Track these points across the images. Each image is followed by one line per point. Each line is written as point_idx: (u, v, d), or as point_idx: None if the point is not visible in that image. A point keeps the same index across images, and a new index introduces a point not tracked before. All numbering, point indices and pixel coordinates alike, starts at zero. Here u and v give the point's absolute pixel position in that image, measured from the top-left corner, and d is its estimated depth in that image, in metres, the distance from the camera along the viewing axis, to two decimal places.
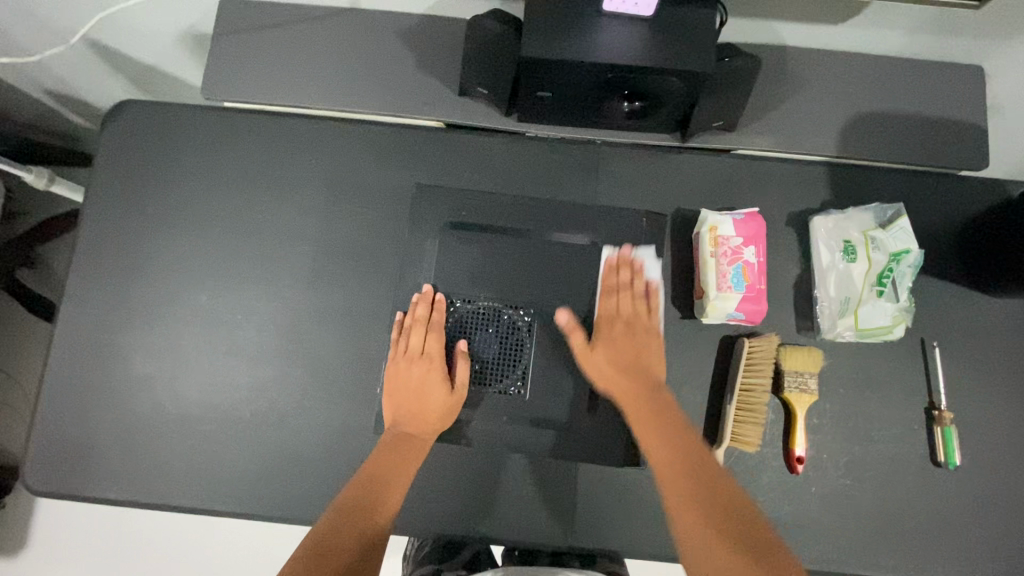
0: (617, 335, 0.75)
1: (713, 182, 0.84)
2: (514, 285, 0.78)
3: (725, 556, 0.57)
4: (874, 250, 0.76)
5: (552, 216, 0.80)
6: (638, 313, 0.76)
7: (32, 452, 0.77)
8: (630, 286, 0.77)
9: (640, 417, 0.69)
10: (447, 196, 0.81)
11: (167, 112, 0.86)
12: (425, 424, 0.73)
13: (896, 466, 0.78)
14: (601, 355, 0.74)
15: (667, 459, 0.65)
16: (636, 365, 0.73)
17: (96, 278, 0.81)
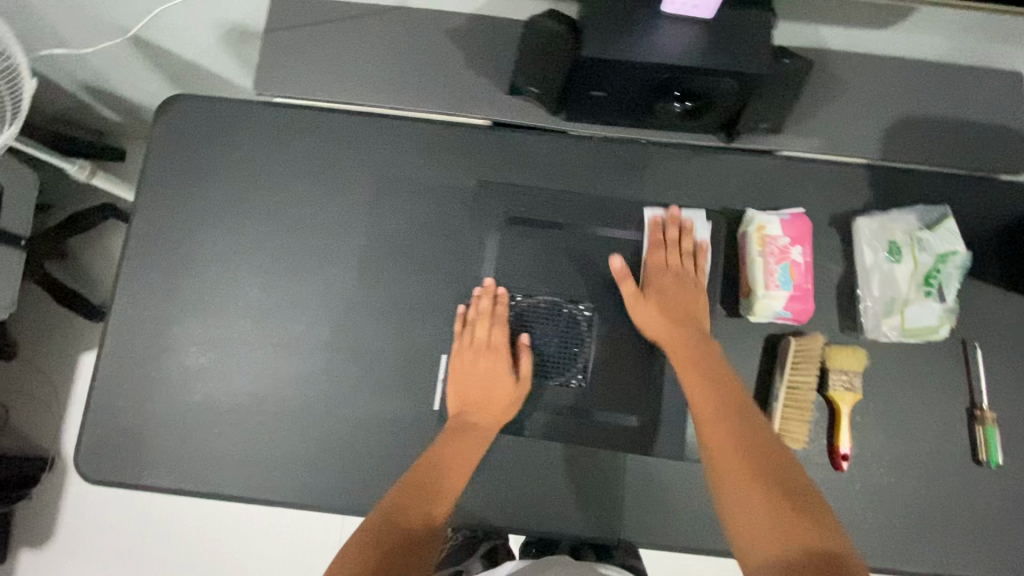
0: (666, 285, 0.77)
1: (756, 183, 0.84)
2: (576, 282, 0.80)
3: (760, 495, 0.57)
4: (919, 252, 0.77)
5: (604, 214, 0.83)
6: (686, 272, 0.79)
7: (89, 439, 0.79)
8: (676, 243, 0.80)
9: (682, 360, 0.71)
10: (505, 194, 0.83)
11: (216, 107, 0.87)
12: (491, 415, 0.76)
13: (938, 464, 0.79)
14: (649, 304, 0.76)
15: (707, 404, 0.66)
16: (683, 314, 0.76)
17: (150, 270, 0.82)
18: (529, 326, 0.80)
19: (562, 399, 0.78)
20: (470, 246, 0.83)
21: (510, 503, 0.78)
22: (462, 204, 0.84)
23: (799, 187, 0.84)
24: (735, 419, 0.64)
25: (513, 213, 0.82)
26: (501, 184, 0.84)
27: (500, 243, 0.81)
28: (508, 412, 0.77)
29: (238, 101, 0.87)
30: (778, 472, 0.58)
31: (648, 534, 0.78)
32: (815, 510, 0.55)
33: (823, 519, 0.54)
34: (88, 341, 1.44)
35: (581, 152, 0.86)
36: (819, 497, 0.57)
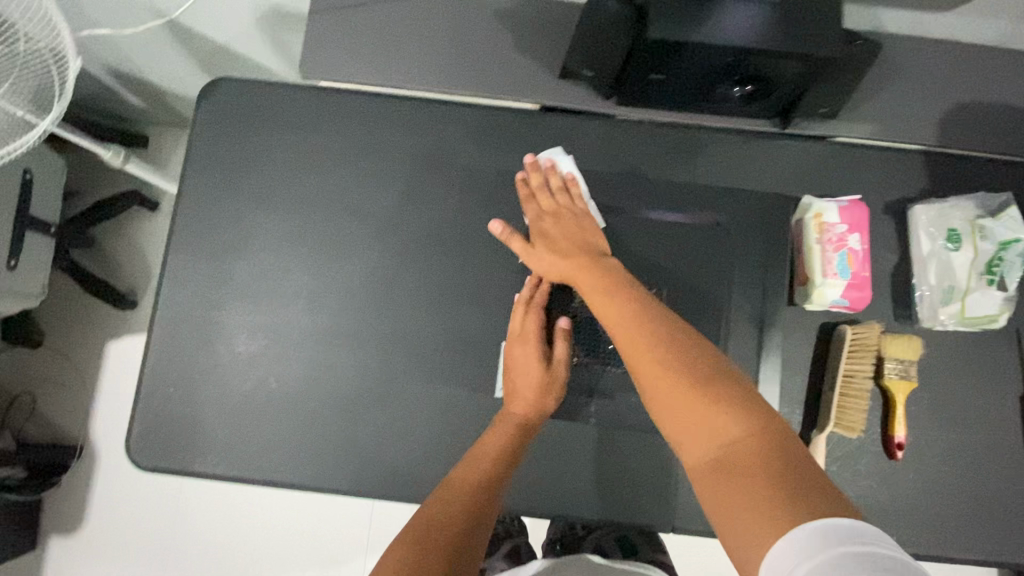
0: (561, 225, 0.76)
1: (810, 169, 0.83)
2: (642, 270, 0.80)
3: (678, 395, 0.54)
4: (981, 239, 0.76)
5: (664, 196, 0.82)
6: (573, 207, 0.78)
7: (142, 426, 0.79)
8: (553, 187, 0.79)
9: (586, 280, 0.68)
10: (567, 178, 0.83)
11: (260, 92, 0.85)
12: (528, 406, 0.74)
13: (993, 453, 0.78)
14: (542, 250, 0.75)
15: (619, 321, 0.62)
16: (577, 242, 0.73)
17: (199, 257, 0.82)
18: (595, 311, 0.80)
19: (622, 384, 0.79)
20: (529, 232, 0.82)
21: (562, 488, 0.78)
22: (511, 190, 0.83)
23: (854, 173, 0.83)
24: (658, 327, 0.59)
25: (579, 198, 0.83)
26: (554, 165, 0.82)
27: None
28: (547, 402, 0.75)
29: (283, 85, 0.85)
30: (706, 372, 0.55)
31: (701, 522, 0.78)
32: (751, 404, 0.52)
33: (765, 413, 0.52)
34: (114, 328, 1.44)
35: (632, 137, 0.84)
36: (742, 386, 0.54)
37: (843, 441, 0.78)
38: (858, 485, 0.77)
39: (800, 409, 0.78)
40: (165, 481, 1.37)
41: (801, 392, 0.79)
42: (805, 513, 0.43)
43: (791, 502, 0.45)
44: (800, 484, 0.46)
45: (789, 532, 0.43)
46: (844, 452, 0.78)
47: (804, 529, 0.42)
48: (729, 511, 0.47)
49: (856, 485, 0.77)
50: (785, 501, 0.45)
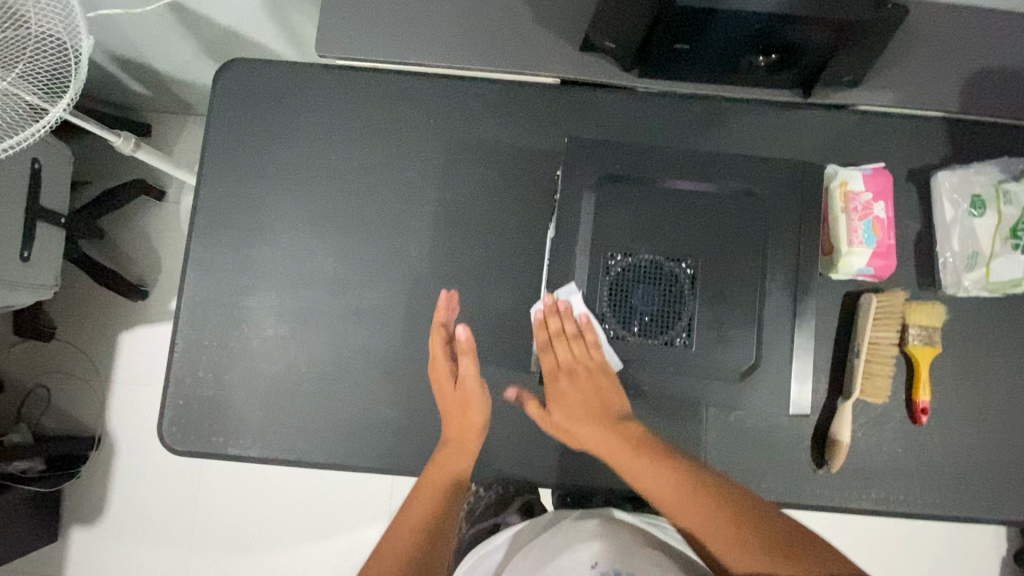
0: (580, 381, 0.72)
1: (832, 138, 0.83)
2: (675, 238, 0.71)
3: (761, 560, 0.57)
4: (1005, 204, 0.77)
5: (701, 165, 0.73)
6: (588, 357, 0.71)
7: (173, 410, 0.79)
8: (565, 335, 0.72)
9: (625, 458, 0.67)
10: (596, 148, 0.73)
11: (277, 74, 0.84)
12: (458, 430, 0.75)
13: (1015, 416, 0.80)
14: (563, 417, 0.73)
15: (678, 506, 0.62)
16: (604, 415, 0.71)
17: (222, 242, 0.82)
18: (625, 289, 0.72)
19: (658, 362, 0.71)
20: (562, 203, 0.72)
21: (593, 463, 0.78)
22: (534, 166, 0.82)
23: (876, 142, 0.83)
24: (725, 509, 0.61)
25: (610, 171, 0.73)
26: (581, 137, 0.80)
27: (596, 200, 0.72)
28: (477, 418, 0.76)
29: (299, 65, 0.84)
30: (772, 538, 0.59)
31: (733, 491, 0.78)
32: (812, 554, 0.57)
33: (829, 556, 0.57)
34: (127, 319, 1.43)
35: (654, 109, 0.83)
36: (818, 538, 0.59)
37: (868, 408, 0.79)
38: (884, 449, 0.79)
39: (825, 377, 0.79)
40: (185, 469, 1.38)
41: (826, 359, 0.79)
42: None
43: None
44: None
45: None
46: (870, 417, 0.79)
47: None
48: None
49: (881, 450, 0.79)
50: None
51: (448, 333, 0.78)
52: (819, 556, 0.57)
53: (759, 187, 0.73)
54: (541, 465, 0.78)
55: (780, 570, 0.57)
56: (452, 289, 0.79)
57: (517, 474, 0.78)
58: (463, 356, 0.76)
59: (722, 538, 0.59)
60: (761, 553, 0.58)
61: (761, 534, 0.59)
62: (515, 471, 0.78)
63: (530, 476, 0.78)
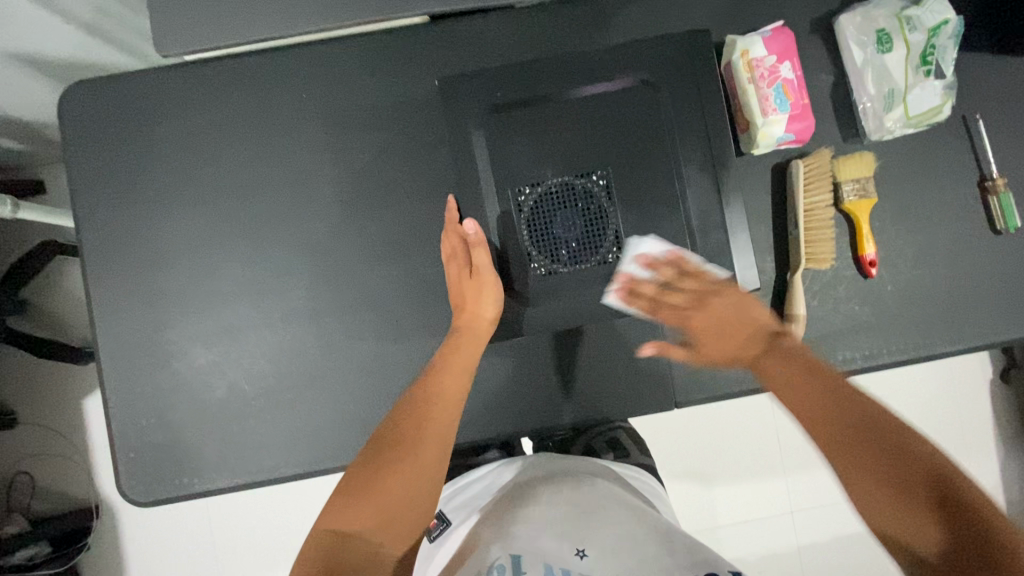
0: (711, 317, 0.63)
1: (728, 6, 0.78)
2: (577, 150, 0.69)
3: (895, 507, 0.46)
4: (910, 32, 0.73)
5: (584, 67, 0.69)
6: (703, 286, 0.65)
7: (128, 464, 0.76)
8: (681, 272, 0.66)
9: (764, 365, 0.58)
10: (477, 77, 0.70)
11: (126, 88, 0.76)
12: (468, 312, 0.70)
13: (962, 243, 0.79)
14: (706, 342, 0.63)
15: (823, 423, 0.51)
16: (737, 332, 0.61)
17: (125, 282, 0.77)
18: (543, 218, 0.70)
19: (594, 282, 0.70)
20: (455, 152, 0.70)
21: (561, 405, 0.76)
22: (425, 116, 0.76)
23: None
24: (811, 378, 0.54)
25: (492, 100, 0.69)
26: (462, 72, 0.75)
27: (487, 136, 0.69)
28: (489, 307, 0.70)
29: (149, 71, 0.76)
30: (898, 464, 0.47)
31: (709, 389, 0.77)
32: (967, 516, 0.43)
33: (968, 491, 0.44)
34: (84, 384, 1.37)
35: (537, 22, 0.77)
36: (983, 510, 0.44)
37: (818, 275, 0.78)
38: (842, 309, 0.78)
39: (771, 257, 0.77)
40: (190, 514, 1.35)
41: (768, 237, 0.77)
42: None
43: None
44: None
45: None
46: (822, 283, 0.78)
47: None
48: (937, 553, 0.44)
49: (840, 311, 0.78)
50: None
51: (458, 232, 0.72)
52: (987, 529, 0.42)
53: (656, 75, 0.69)
54: (511, 417, 0.76)
55: (896, 471, 0.47)
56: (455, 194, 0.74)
57: (488, 433, 0.76)
58: (475, 251, 0.70)
59: (828, 412, 0.51)
60: (882, 469, 0.47)
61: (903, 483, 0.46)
62: (487, 431, 0.76)
63: (502, 431, 0.76)
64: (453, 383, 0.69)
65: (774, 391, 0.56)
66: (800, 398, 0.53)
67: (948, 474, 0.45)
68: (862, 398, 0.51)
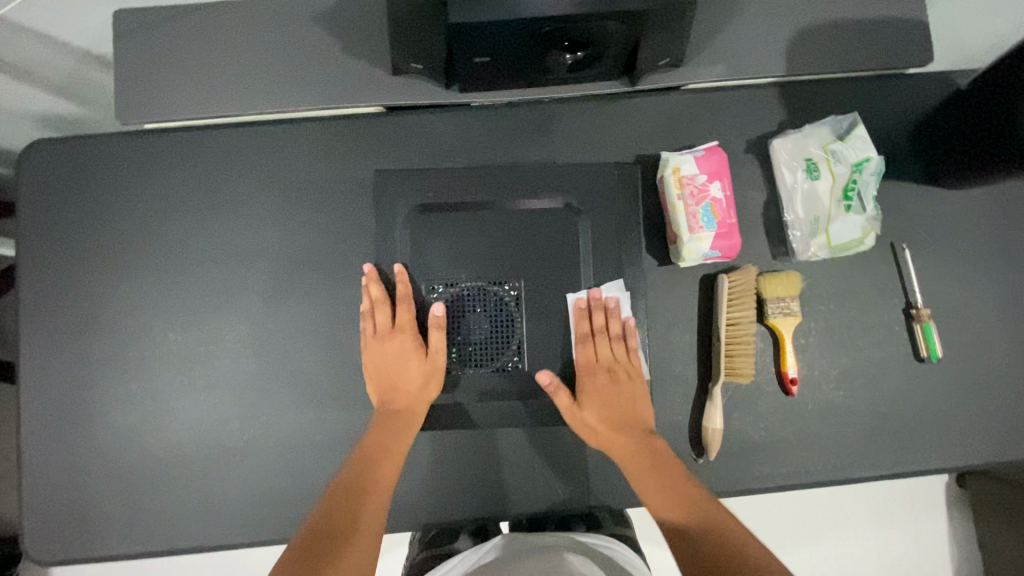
0: (603, 387, 0.74)
1: (667, 122, 0.81)
2: (493, 257, 0.76)
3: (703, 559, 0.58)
4: (835, 165, 0.76)
5: (517, 181, 0.78)
6: (624, 365, 0.76)
7: (33, 522, 0.76)
8: (605, 329, 0.76)
9: (619, 444, 0.72)
10: (415, 175, 0.78)
11: (83, 149, 0.80)
12: (411, 397, 0.73)
13: (886, 367, 0.80)
14: (590, 411, 0.74)
15: (655, 480, 0.68)
16: (625, 417, 0.74)
17: (55, 336, 0.78)
18: (458, 317, 0.76)
19: (503, 380, 0.75)
20: (381, 248, 0.77)
21: (472, 498, 0.76)
22: (366, 200, 0.79)
23: (711, 117, 0.82)
24: (659, 464, 0.69)
25: (422, 201, 0.77)
26: (414, 166, 0.79)
27: (410, 233, 0.77)
28: (430, 391, 0.74)
29: (108, 136, 0.80)
30: (713, 536, 0.60)
31: (625, 496, 0.76)
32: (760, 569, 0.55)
33: (749, 553, 0.57)
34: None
35: (484, 122, 0.81)
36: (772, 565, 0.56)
37: (740, 388, 0.78)
38: (761, 425, 0.78)
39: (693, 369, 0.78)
40: None
41: (692, 346, 0.79)
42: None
43: None
44: None
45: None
46: (743, 397, 0.78)
47: None
48: None
49: (761, 426, 0.78)
50: None
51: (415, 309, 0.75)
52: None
53: (579, 201, 0.78)
54: (419, 508, 0.75)
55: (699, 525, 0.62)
56: (373, 262, 0.77)
57: (397, 522, 0.75)
58: (433, 332, 0.74)
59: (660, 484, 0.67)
60: (689, 523, 0.62)
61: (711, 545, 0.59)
62: (395, 521, 0.75)
63: (411, 520, 0.75)
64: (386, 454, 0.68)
65: (625, 459, 0.71)
66: (635, 460, 0.70)
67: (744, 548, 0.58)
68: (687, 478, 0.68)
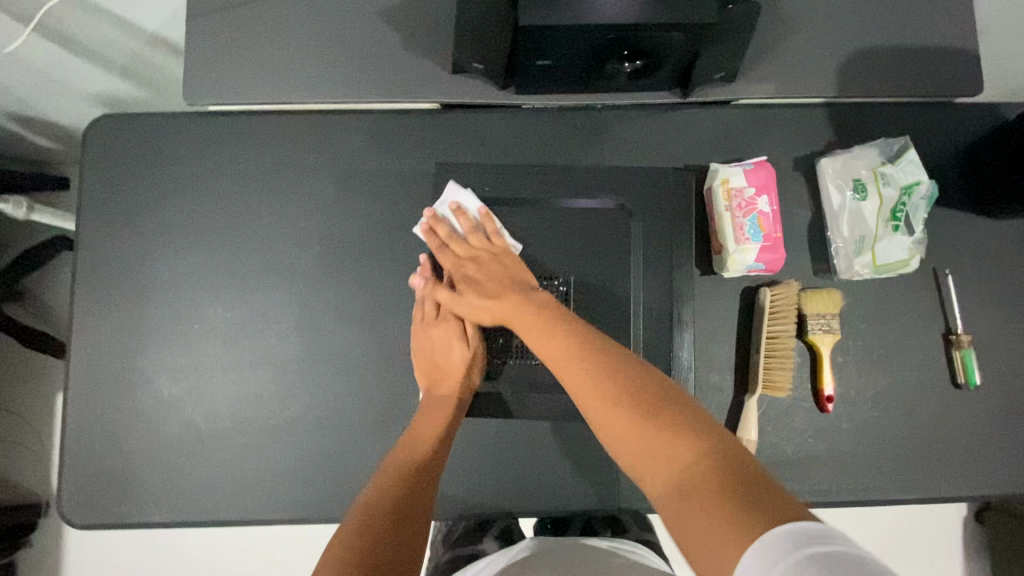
0: (483, 276, 0.74)
1: (717, 135, 0.83)
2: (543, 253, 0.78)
3: (622, 419, 0.52)
4: (884, 186, 0.77)
5: (570, 181, 0.80)
6: (488, 248, 0.76)
7: (74, 484, 0.77)
8: (459, 235, 0.78)
9: (520, 319, 0.67)
10: (475, 170, 0.80)
11: (149, 125, 0.82)
12: (456, 381, 0.74)
13: (923, 391, 0.80)
14: (470, 295, 0.74)
15: (560, 342, 0.61)
16: (507, 285, 0.72)
17: (108, 304, 0.80)
18: None
19: (543, 376, 0.77)
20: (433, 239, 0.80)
21: (504, 491, 0.76)
22: (418, 192, 0.81)
23: (761, 133, 0.83)
24: (558, 325, 0.63)
25: (481, 193, 0.80)
26: (474, 160, 0.81)
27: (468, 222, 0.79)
28: (474, 377, 0.76)
29: (174, 114, 0.83)
30: (638, 390, 0.54)
31: (656, 500, 0.77)
32: (688, 413, 0.51)
33: (684, 408, 0.51)
34: (42, 382, 1.31)
35: (537, 123, 0.83)
36: (692, 406, 0.52)
37: (776, 401, 0.79)
38: (795, 439, 0.79)
39: (731, 378, 0.79)
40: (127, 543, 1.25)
41: (731, 356, 0.79)
42: (753, 527, 0.40)
43: (740, 514, 0.41)
44: (732, 482, 0.44)
45: (745, 557, 0.38)
46: (779, 411, 0.79)
47: (761, 537, 0.38)
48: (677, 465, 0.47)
49: (795, 441, 0.79)
50: (738, 511, 0.41)
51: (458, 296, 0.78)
52: (692, 424, 0.49)
53: (632, 203, 0.79)
54: (451, 499, 0.76)
55: (616, 385, 0.55)
56: (428, 251, 0.79)
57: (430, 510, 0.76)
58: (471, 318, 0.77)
59: (568, 348, 0.60)
60: (599, 382, 0.56)
61: (631, 396, 0.53)
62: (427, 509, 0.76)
63: (444, 509, 0.76)
64: (433, 428, 0.71)
65: (522, 328, 0.66)
66: (533, 320, 0.65)
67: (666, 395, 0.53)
68: (598, 337, 0.61)
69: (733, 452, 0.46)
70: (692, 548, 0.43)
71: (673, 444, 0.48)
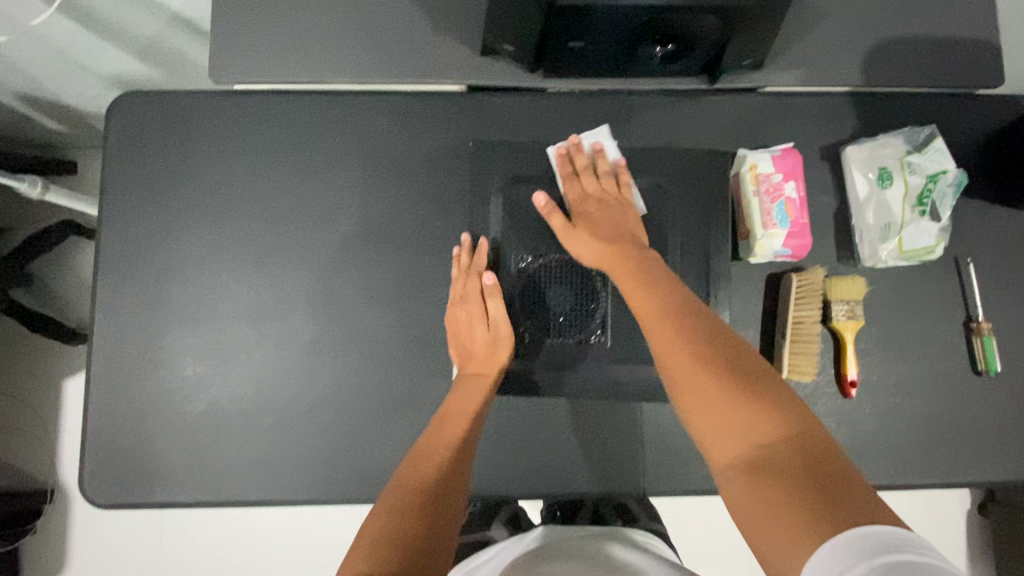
0: (598, 216, 0.74)
1: (744, 122, 0.83)
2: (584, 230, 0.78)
3: (716, 385, 0.54)
4: (909, 174, 0.78)
5: (607, 159, 0.80)
6: (615, 194, 0.76)
7: (96, 462, 0.76)
8: (587, 168, 0.78)
9: (620, 271, 0.68)
10: (514, 149, 0.79)
11: (174, 103, 0.82)
12: (480, 362, 0.74)
13: (944, 378, 0.81)
14: (581, 231, 0.73)
15: (662, 304, 0.63)
16: (620, 235, 0.72)
17: (131, 283, 0.79)
18: (539, 290, 0.78)
19: (567, 356, 0.77)
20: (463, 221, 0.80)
21: (531, 472, 0.77)
22: (446, 174, 0.81)
23: (787, 121, 0.83)
24: (654, 288, 0.64)
25: (517, 172, 0.79)
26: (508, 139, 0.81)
27: (503, 202, 0.78)
28: (502, 355, 0.75)
29: (199, 92, 0.82)
30: (741, 368, 0.55)
31: (680, 483, 0.78)
32: (790, 408, 0.51)
33: (783, 397, 0.52)
34: (50, 365, 1.29)
35: (565, 107, 0.83)
36: (791, 396, 0.53)
37: (799, 386, 0.79)
38: None
39: None
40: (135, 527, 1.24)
41: (755, 341, 0.80)
42: (825, 526, 0.42)
43: (818, 510, 0.44)
44: (816, 476, 0.46)
45: (812, 551, 0.42)
46: (802, 396, 0.79)
47: (833, 537, 0.41)
48: (764, 444, 0.50)
49: (817, 426, 0.79)
50: (816, 506, 0.44)
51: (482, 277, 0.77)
52: (791, 414, 0.51)
53: (668, 182, 0.79)
54: (477, 479, 0.77)
55: (723, 356, 0.56)
56: (466, 231, 0.79)
57: None
58: (493, 301, 0.75)
59: (671, 312, 0.62)
60: (707, 345, 0.57)
61: (733, 370, 0.55)
62: None
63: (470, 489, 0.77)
64: (466, 408, 0.71)
65: (622, 279, 0.67)
66: (630, 279, 0.67)
67: (770, 382, 0.54)
68: (704, 311, 0.62)
69: (825, 450, 0.48)
70: (754, 524, 0.46)
71: (769, 427, 0.50)
